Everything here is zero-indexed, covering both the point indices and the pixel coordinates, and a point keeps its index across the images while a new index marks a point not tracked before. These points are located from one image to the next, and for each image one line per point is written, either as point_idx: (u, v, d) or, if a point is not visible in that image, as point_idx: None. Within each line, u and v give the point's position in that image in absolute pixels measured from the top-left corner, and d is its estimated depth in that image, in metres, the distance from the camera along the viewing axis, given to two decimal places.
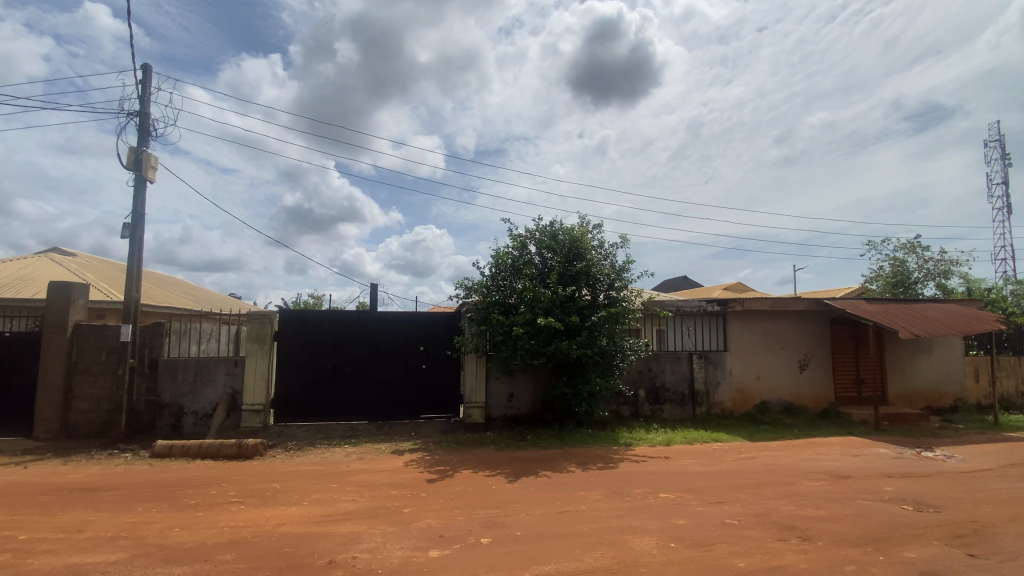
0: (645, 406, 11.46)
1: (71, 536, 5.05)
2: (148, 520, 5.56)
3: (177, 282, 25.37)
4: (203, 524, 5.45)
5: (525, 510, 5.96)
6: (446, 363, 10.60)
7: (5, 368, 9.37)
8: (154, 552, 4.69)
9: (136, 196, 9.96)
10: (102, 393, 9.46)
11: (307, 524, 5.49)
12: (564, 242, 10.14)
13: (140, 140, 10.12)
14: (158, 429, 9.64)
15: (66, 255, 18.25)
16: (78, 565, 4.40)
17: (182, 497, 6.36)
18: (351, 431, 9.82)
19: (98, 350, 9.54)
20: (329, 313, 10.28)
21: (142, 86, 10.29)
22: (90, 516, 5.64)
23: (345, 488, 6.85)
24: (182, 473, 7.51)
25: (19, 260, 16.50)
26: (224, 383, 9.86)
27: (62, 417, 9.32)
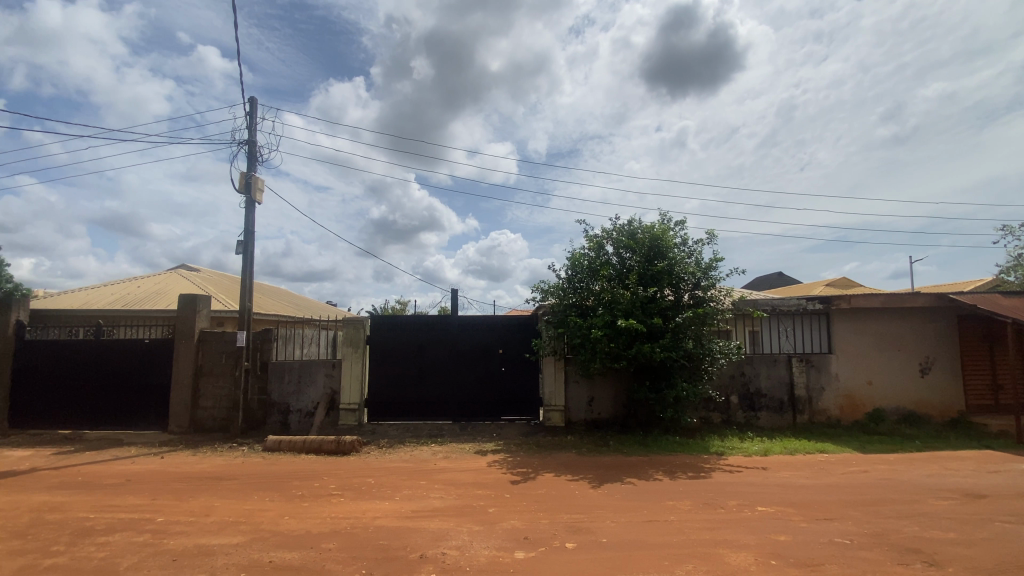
0: (738, 414, 10.65)
1: (199, 519, 5.63)
2: (262, 507, 6.06)
3: (282, 292, 27.85)
4: (308, 513, 5.84)
5: (611, 516, 5.73)
6: (525, 366, 10.56)
7: (146, 369, 10.73)
8: (266, 538, 5.07)
9: (246, 216, 11.02)
10: (222, 392, 10.55)
11: (398, 518, 5.68)
12: (644, 240, 9.72)
13: (249, 165, 11.20)
14: (268, 426, 10.53)
15: (192, 271, 20.70)
16: (205, 545, 4.87)
17: (290, 488, 6.88)
18: (436, 430, 10.14)
19: (219, 353, 10.65)
20: (413, 318, 10.69)
21: (249, 116, 11.40)
22: (214, 502, 6.26)
23: (433, 485, 7.04)
24: (288, 466, 8.13)
25: (155, 277, 18.96)
26: (324, 383, 10.53)
27: (191, 413, 10.50)
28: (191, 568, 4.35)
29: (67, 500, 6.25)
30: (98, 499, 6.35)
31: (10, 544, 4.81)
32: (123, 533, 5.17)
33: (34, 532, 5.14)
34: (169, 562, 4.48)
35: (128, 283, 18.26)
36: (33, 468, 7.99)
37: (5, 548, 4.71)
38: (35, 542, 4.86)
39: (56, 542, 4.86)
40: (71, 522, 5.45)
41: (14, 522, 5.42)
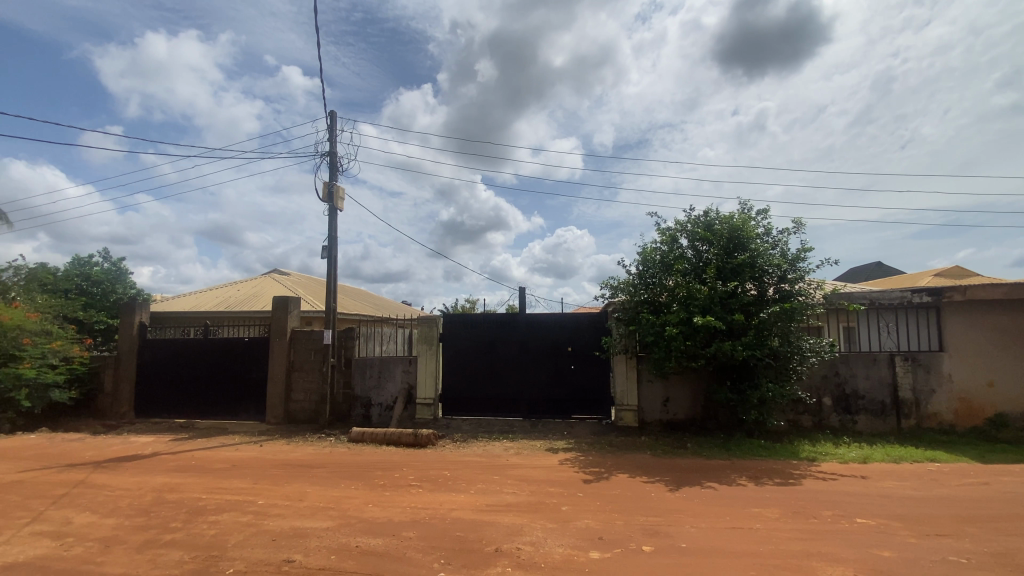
0: (831, 417, 9.79)
1: (294, 503, 6.10)
2: (348, 495, 6.45)
3: (362, 292, 29.50)
4: (390, 502, 6.13)
5: (690, 521, 5.48)
6: (596, 364, 10.38)
7: (245, 365, 11.79)
8: (353, 524, 5.38)
9: (329, 224, 11.77)
10: (311, 386, 11.35)
11: (474, 511, 5.81)
12: (722, 232, 9.20)
13: (331, 176, 11.95)
14: (352, 418, 11.19)
15: (282, 276, 22.48)
16: (300, 528, 5.25)
17: (373, 477, 7.27)
18: (508, 426, 10.26)
19: (308, 350, 11.47)
20: (483, 316, 10.88)
21: (330, 129, 12.15)
22: (306, 488, 6.76)
23: (506, 480, 7.12)
24: (370, 457, 8.59)
25: (251, 281, 20.80)
26: (401, 378, 11.00)
27: (285, 405, 11.41)
28: (286, 548, 4.72)
29: (183, 481, 7.03)
30: (209, 481, 7.07)
31: (139, 519, 5.48)
32: (230, 513, 5.72)
33: (157, 509, 5.82)
34: (269, 542, 4.88)
35: (229, 287, 20.17)
36: (156, 452, 9.07)
37: (135, 523, 5.37)
38: (158, 519, 5.50)
39: (174, 520, 5.47)
40: (187, 502, 6.11)
41: (142, 500, 6.17)
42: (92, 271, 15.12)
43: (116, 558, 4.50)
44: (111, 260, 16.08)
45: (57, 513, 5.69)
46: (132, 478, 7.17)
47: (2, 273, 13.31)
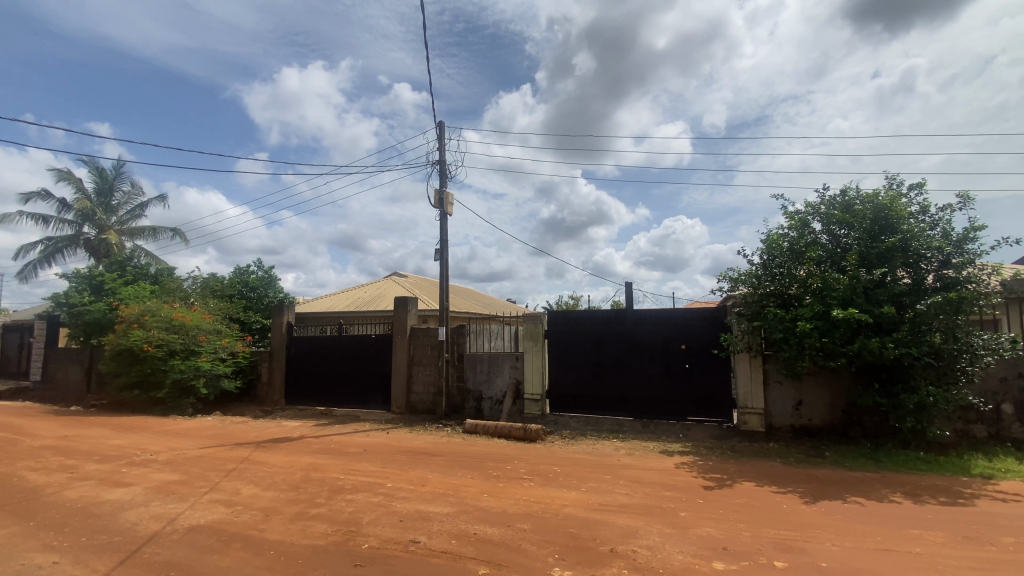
0: (1015, 428, 8.12)
1: (418, 488, 6.58)
2: (465, 483, 6.78)
3: (470, 291, 30.86)
4: (504, 494, 6.33)
5: (830, 539, 4.90)
6: (713, 362, 9.72)
7: (371, 359, 12.97)
8: (471, 512, 5.64)
9: (441, 228, 12.47)
10: (428, 379, 12.13)
11: (587, 509, 5.77)
12: (865, 213, 8.09)
13: (442, 182, 12.64)
14: (466, 410, 11.73)
15: (400, 278, 24.29)
16: (424, 511, 5.64)
17: (487, 468, 7.56)
18: (618, 426, 10.05)
19: (424, 346, 12.28)
20: (590, 312, 10.76)
21: (439, 139, 12.86)
22: (427, 474, 7.24)
23: (619, 481, 6.97)
24: (484, 448, 8.96)
25: (375, 283, 22.85)
26: (510, 373, 11.29)
27: (406, 397, 12.32)
28: (412, 530, 5.09)
29: (325, 462, 7.92)
30: (345, 463, 7.89)
31: (291, 494, 6.30)
32: (364, 494, 6.32)
33: (305, 486, 6.65)
34: (397, 522, 5.31)
35: (357, 289, 22.35)
36: (302, 435, 10.34)
37: (288, 497, 6.18)
38: (306, 494, 6.27)
39: (319, 496, 6.20)
40: (329, 481, 6.89)
41: (293, 477, 7.07)
42: (249, 278, 17.32)
43: (274, 526, 5.20)
44: (264, 269, 18.36)
45: (229, 484, 6.74)
46: (285, 457, 8.26)
47: (186, 282, 16.14)
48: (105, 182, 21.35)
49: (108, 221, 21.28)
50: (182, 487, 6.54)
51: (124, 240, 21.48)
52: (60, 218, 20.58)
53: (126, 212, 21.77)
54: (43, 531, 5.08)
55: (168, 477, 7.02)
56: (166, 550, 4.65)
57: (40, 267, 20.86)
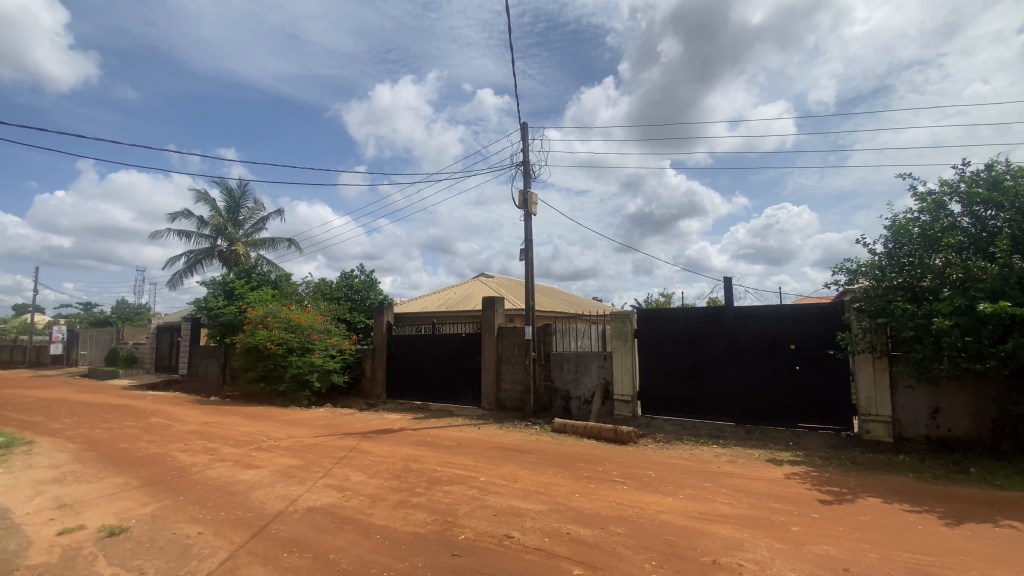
0: None
1: (510, 483, 6.71)
2: (556, 482, 6.80)
3: (557, 289, 30.89)
4: (596, 495, 6.24)
5: (981, 568, 4.23)
6: (827, 363, 8.84)
7: (463, 358, 13.45)
8: (563, 511, 5.64)
9: (526, 228, 12.60)
10: (517, 378, 12.30)
11: (684, 517, 5.52)
12: (1018, 189, 6.92)
13: (526, 183, 12.76)
14: (554, 410, 11.73)
15: (487, 278, 24.94)
16: (517, 507, 5.74)
17: (577, 468, 7.51)
18: (717, 431, 9.48)
19: (512, 345, 12.48)
20: (684, 310, 10.28)
21: (523, 140, 12.99)
22: (519, 471, 7.35)
23: (720, 489, 6.57)
24: (574, 448, 8.91)
25: (465, 283, 23.73)
26: (598, 373, 11.10)
27: (496, 394, 12.60)
28: (506, 525, 5.20)
29: (423, 454, 8.35)
30: (441, 456, 8.27)
31: (393, 482, 6.73)
32: (459, 486, 6.58)
33: (406, 476, 7.06)
34: (492, 516, 5.46)
35: (448, 290, 23.33)
36: (402, 427, 10.99)
37: (391, 485, 6.61)
38: (407, 484, 6.66)
39: (418, 486, 6.55)
40: (426, 472, 7.26)
41: (394, 466, 7.55)
42: (353, 281, 18.54)
43: (379, 512, 5.59)
44: (365, 272, 19.71)
45: (340, 470, 7.36)
46: (387, 447, 8.83)
47: (301, 286, 17.91)
48: (234, 200, 24.21)
49: (237, 234, 24.19)
50: (301, 472, 7.25)
51: (250, 251, 24.25)
52: (199, 234, 23.73)
53: (250, 226, 24.56)
54: (192, 504, 5.89)
55: (289, 462, 7.83)
56: (288, 528, 5.18)
57: (186, 276, 24.20)
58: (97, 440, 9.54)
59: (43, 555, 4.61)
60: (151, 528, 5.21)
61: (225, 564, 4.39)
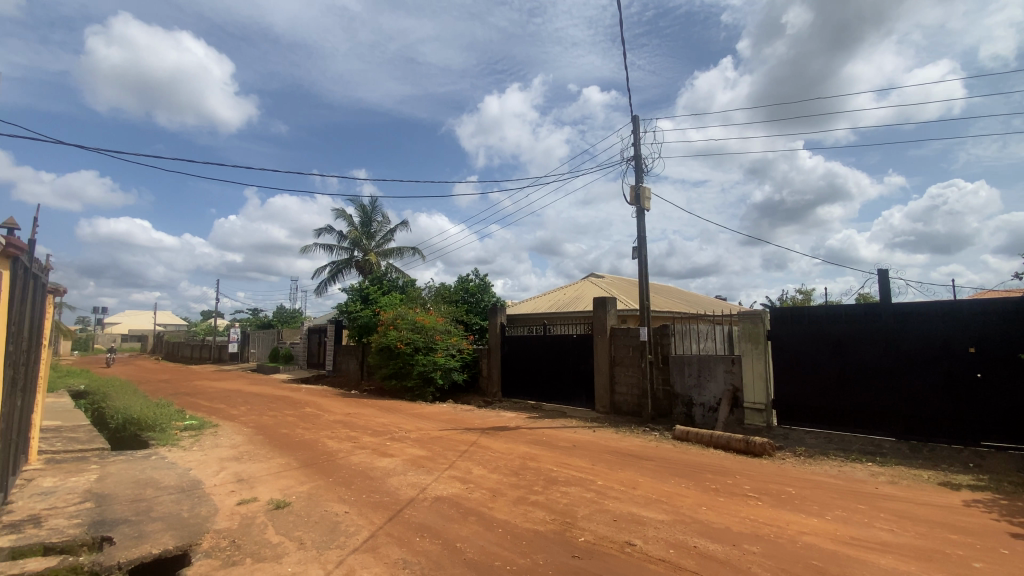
0: None
1: (630, 490, 6.52)
2: (680, 492, 6.46)
3: (675, 289, 29.39)
4: (726, 509, 5.81)
5: None
6: (1020, 370, 7.30)
7: (577, 359, 13.39)
8: (689, 523, 5.34)
9: (639, 225, 12.19)
10: (633, 381, 11.90)
11: (832, 541, 4.91)
12: None
13: (638, 178, 12.36)
14: (675, 416, 11.15)
15: (599, 278, 24.63)
16: (638, 515, 5.56)
17: (703, 479, 7.06)
18: (873, 447, 8.27)
19: (627, 346, 12.11)
20: (826, 309, 9.20)
21: (633, 135, 12.59)
22: (638, 477, 7.13)
23: (877, 513, 5.72)
24: (699, 458, 8.38)
25: (576, 283, 23.70)
26: (725, 379, 10.29)
27: (611, 397, 12.34)
28: (627, 532, 5.06)
29: (539, 453, 8.48)
30: (558, 456, 8.32)
31: (512, 479, 6.93)
32: (577, 488, 6.56)
33: (524, 473, 7.23)
34: (612, 521, 5.36)
35: (560, 290, 23.46)
36: (518, 425, 11.28)
37: (510, 481, 6.81)
38: (525, 482, 6.81)
39: (536, 485, 6.67)
40: (544, 471, 7.35)
41: (513, 463, 7.76)
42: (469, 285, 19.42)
43: (500, 507, 5.79)
44: (480, 276, 20.59)
45: (463, 464, 7.76)
46: (505, 444, 9.12)
47: (424, 291, 19.28)
48: (366, 215, 26.79)
49: (370, 246, 26.77)
50: (429, 463, 7.79)
51: (380, 260, 26.68)
52: (339, 246, 26.71)
53: (380, 237, 27.05)
54: (338, 486, 6.63)
55: (418, 453, 8.46)
56: (419, 514, 5.60)
57: (329, 284, 27.35)
58: (264, 425, 11.18)
59: (228, 520, 5.52)
60: (307, 504, 5.97)
61: (367, 542, 4.87)
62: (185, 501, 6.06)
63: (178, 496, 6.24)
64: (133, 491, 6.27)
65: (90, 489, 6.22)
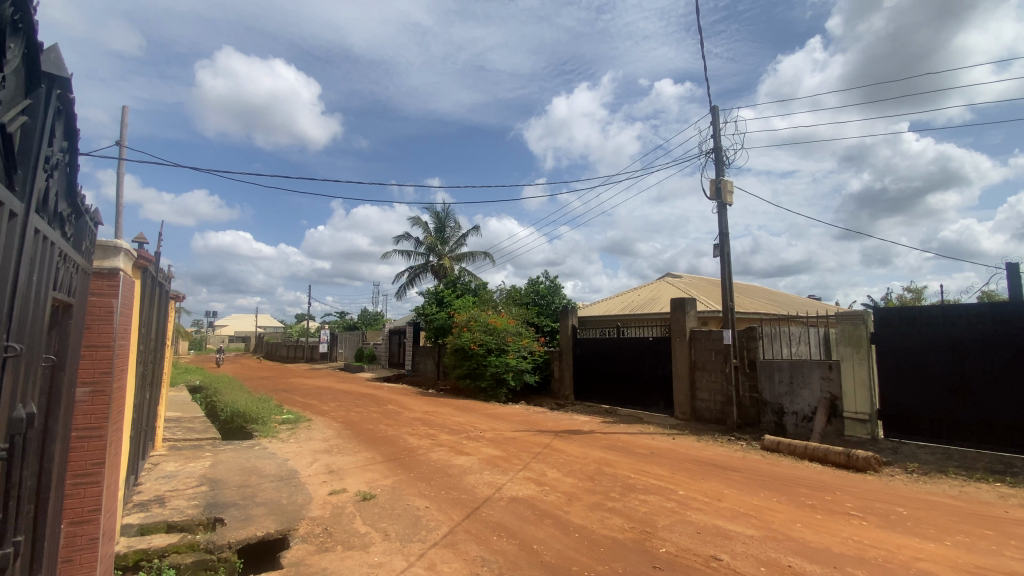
0: None
1: (714, 501, 6.18)
2: (771, 507, 6.03)
3: (760, 289, 27.55)
4: (825, 528, 5.33)
5: None
6: None
7: (654, 363, 12.95)
8: (781, 540, 4.97)
9: (720, 220, 11.58)
10: (715, 387, 11.29)
11: (955, 571, 4.33)
12: None
13: (718, 172, 11.75)
14: (763, 425, 10.44)
15: (675, 279, 23.70)
16: (725, 529, 5.26)
17: (797, 494, 6.53)
18: (1003, 465, 7.24)
19: (709, 350, 11.52)
20: (943, 309, 8.19)
21: (713, 125, 11.98)
22: (723, 489, 6.74)
23: (1013, 542, 4.98)
24: (792, 471, 7.78)
25: (650, 284, 22.99)
26: (820, 386, 9.47)
27: (691, 403, 11.81)
28: (713, 545, 4.81)
29: (616, 459, 8.30)
30: (635, 463, 8.09)
31: (588, 483, 6.83)
32: (656, 496, 6.34)
33: (600, 479, 7.10)
34: (695, 533, 5.11)
35: (634, 291, 22.86)
36: (593, 429, 11.12)
37: (586, 486, 6.72)
38: (601, 487, 6.68)
39: (613, 491, 6.52)
40: (621, 478, 7.18)
41: (588, 468, 7.66)
42: (540, 287, 19.46)
43: (576, 511, 5.73)
44: (551, 278, 20.57)
45: (537, 465, 7.78)
46: (580, 448, 9.02)
47: (497, 293, 19.60)
48: (440, 221, 27.73)
49: (444, 250, 27.69)
50: (504, 463, 7.89)
51: (454, 265, 27.50)
52: (416, 252, 27.87)
53: (454, 242, 27.89)
54: (418, 482, 6.90)
55: (493, 452, 8.59)
56: (495, 513, 5.69)
57: (407, 289, 28.62)
58: (351, 421, 11.91)
59: (321, 508, 5.93)
60: (390, 497, 6.27)
61: (447, 538, 5.01)
62: (284, 489, 6.60)
63: (278, 484, 6.81)
64: (240, 477, 6.93)
65: (205, 474, 6.97)
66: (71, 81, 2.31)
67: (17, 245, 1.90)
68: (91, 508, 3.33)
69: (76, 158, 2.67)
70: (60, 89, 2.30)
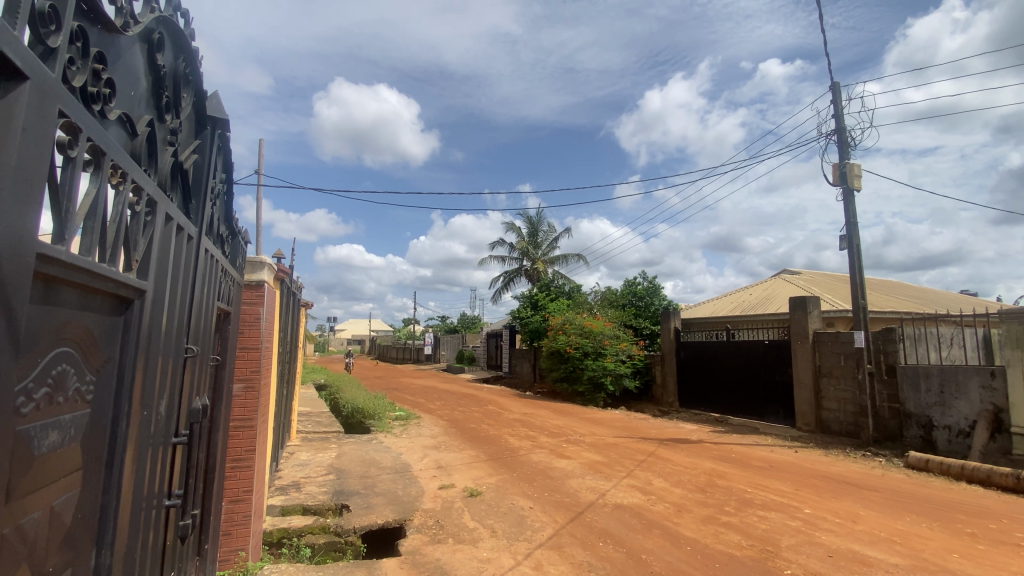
0: None
1: (848, 523, 5.53)
2: (919, 533, 5.25)
3: (895, 284, 24.28)
4: (993, 562, 4.52)
5: None
6: None
7: (772, 368, 11.92)
8: (934, 572, 4.30)
9: (846, 208, 10.37)
10: (846, 395, 10.10)
11: None
12: None
13: (841, 154, 10.56)
14: (907, 440, 9.12)
15: (792, 276, 21.64)
16: (861, 554, 4.68)
17: (953, 520, 5.61)
18: None
19: (836, 354, 10.35)
20: None
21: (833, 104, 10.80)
22: (858, 510, 6.00)
23: None
24: (946, 493, 6.70)
25: (763, 283, 21.26)
26: (981, 397, 8.07)
27: (817, 413, 10.69)
28: (848, 572, 4.30)
29: (728, 471, 7.76)
30: (751, 476, 7.51)
31: (698, 495, 6.46)
32: (777, 513, 5.82)
33: (711, 490, 6.69)
34: (825, 556, 4.61)
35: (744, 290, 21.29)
36: (701, 438, 10.52)
37: (696, 498, 6.37)
38: (713, 500, 6.29)
39: (727, 504, 6.11)
40: (735, 491, 6.70)
41: (698, 478, 7.26)
42: (637, 288, 18.86)
43: (687, 523, 5.45)
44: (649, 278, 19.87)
45: (642, 473, 7.53)
46: (687, 458, 8.58)
47: (592, 296, 19.38)
48: (533, 225, 28.03)
49: (538, 254, 27.97)
50: (607, 468, 7.74)
51: (548, 267, 27.64)
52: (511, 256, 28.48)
53: (547, 245, 28.05)
54: (522, 482, 7.02)
55: (595, 457, 8.47)
56: (600, 519, 5.59)
57: (503, 292, 29.31)
58: (455, 419, 12.49)
59: (432, 502, 6.26)
60: (496, 495, 6.46)
61: (552, 539, 5.04)
62: (400, 481, 7.09)
63: (394, 476, 7.33)
64: (361, 469, 7.57)
65: (332, 464, 7.72)
66: (228, 123, 2.71)
67: (193, 265, 2.27)
68: (245, 489, 3.85)
69: (230, 187, 3.10)
70: (222, 130, 2.69)
